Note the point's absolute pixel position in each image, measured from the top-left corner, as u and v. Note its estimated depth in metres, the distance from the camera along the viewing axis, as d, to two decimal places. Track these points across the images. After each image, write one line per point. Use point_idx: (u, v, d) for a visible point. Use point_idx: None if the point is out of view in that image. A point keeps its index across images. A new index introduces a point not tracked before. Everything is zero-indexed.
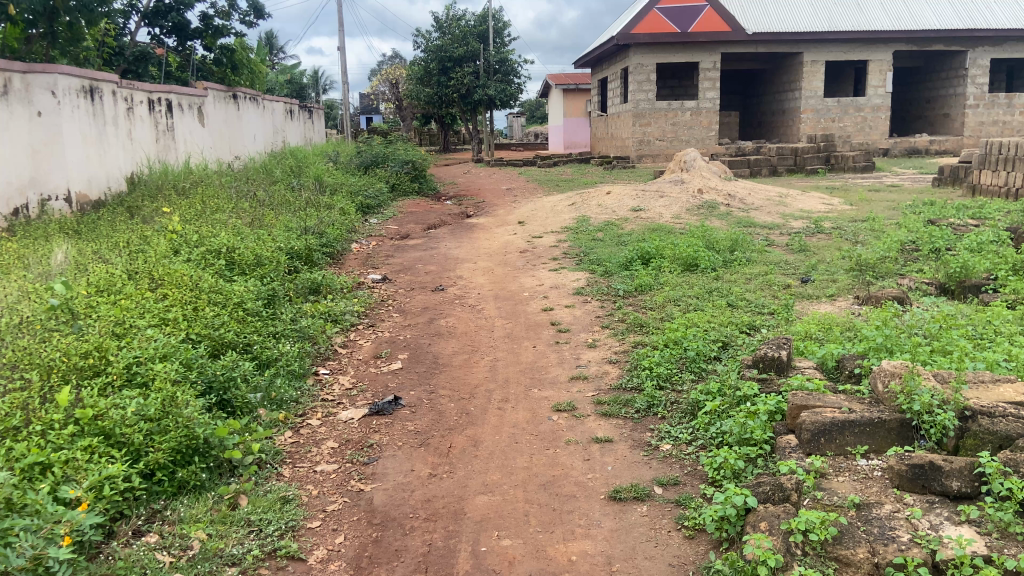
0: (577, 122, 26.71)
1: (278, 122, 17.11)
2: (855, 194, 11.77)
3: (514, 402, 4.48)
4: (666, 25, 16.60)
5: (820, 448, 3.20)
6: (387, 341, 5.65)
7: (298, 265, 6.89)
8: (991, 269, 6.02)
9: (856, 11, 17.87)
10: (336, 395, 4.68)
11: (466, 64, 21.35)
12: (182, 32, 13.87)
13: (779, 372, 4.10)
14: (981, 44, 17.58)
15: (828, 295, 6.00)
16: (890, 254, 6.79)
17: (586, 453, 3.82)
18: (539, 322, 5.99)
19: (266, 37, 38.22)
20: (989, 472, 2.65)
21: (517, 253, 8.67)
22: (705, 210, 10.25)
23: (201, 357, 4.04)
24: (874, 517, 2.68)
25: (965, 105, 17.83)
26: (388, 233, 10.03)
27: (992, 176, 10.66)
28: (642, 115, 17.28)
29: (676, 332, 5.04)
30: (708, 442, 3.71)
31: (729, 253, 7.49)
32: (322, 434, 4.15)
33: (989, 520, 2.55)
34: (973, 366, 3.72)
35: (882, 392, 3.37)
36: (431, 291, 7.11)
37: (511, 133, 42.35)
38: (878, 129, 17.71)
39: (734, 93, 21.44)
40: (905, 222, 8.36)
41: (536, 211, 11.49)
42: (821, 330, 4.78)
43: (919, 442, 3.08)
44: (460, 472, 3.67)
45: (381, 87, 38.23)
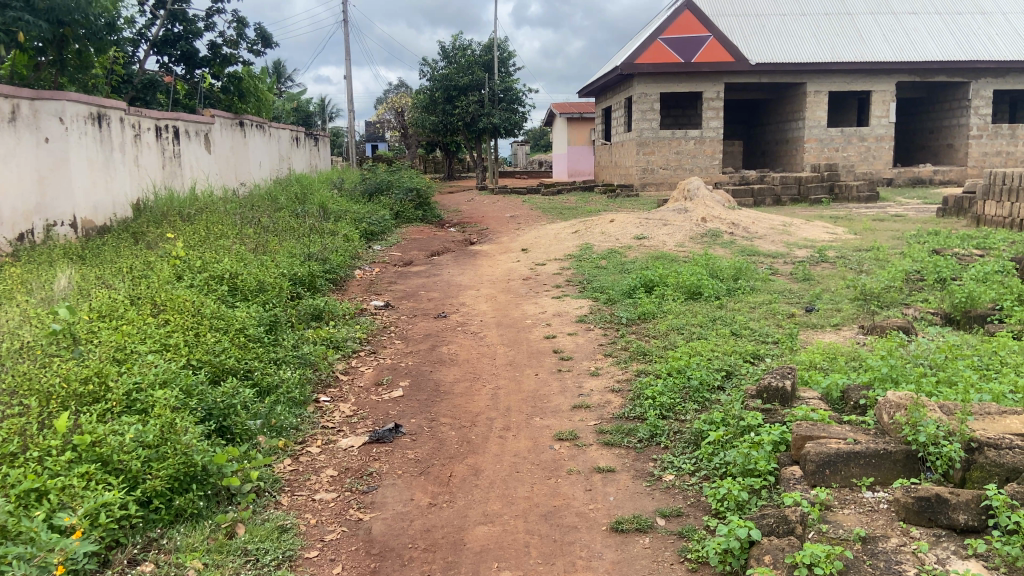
0: (581, 150, 26.88)
1: (284, 149, 17.25)
2: (860, 224, 11.76)
3: (516, 431, 4.44)
4: (669, 55, 16.75)
5: (825, 479, 3.16)
6: (388, 368, 5.63)
7: (301, 291, 6.90)
8: (997, 299, 5.98)
9: (858, 42, 17.98)
10: (337, 422, 4.65)
11: (471, 93, 21.52)
12: (191, 60, 14.09)
13: (782, 403, 4.07)
14: (983, 75, 17.68)
15: (833, 324, 5.97)
16: (894, 284, 6.78)
17: (588, 483, 3.78)
18: (541, 350, 5.97)
19: (275, 67, 38.83)
20: (996, 505, 2.60)
21: (520, 280, 8.69)
22: (709, 238, 10.26)
23: (202, 384, 4.04)
24: (880, 551, 2.64)
25: (968, 136, 17.89)
26: (392, 260, 10.06)
27: (996, 206, 10.67)
28: (646, 144, 17.37)
29: (679, 361, 5.02)
30: (711, 472, 3.68)
31: (732, 281, 7.50)
32: (322, 462, 4.12)
33: (997, 554, 2.50)
34: (980, 398, 3.66)
35: (887, 423, 3.34)
36: (433, 317, 7.11)
37: (517, 162, 42.58)
38: (882, 159, 17.77)
39: (738, 122, 21.57)
40: (909, 252, 8.35)
41: (539, 239, 11.51)
42: (826, 359, 4.76)
43: (926, 474, 3.05)
44: (460, 502, 3.63)
45: (387, 115, 38.59)
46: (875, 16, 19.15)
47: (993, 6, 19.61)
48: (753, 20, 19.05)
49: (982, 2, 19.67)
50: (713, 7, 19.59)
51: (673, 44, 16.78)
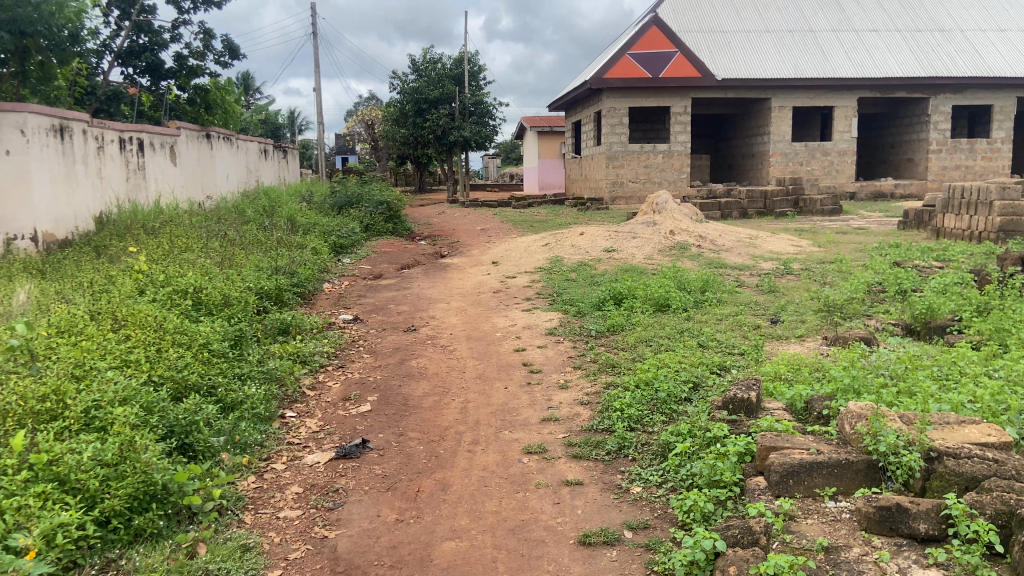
0: (552, 163, 27.01)
1: (252, 161, 17.07)
2: (824, 237, 11.96)
3: (484, 445, 4.43)
4: (637, 70, 16.94)
5: (789, 490, 3.21)
6: (356, 383, 5.57)
7: (267, 304, 6.83)
8: (957, 310, 6.10)
9: (821, 59, 18.34)
10: (303, 438, 4.60)
11: (442, 106, 21.52)
12: (157, 72, 13.94)
13: (748, 414, 4.12)
14: (942, 91, 18.12)
15: (798, 336, 6.06)
16: (857, 296, 6.91)
17: (556, 496, 3.78)
18: (511, 363, 5.97)
19: (243, 79, 38.59)
20: (955, 514, 2.64)
21: (490, 293, 8.69)
22: (677, 251, 10.36)
23: (163, 401, 3.97)
24: (842, 561, 2.67)
25: (928, 150, 18.32)
26: (362, 274, 9.99)
27: (955, 220, 10.91)
28: (615, 157, 17.54)
29: (647, 373, 5.06)
30: (678, 484, 3.70)
31: (700, 293, 7.57)
32: (287, 478, 4.07)
33: (957, 563, 2.54)
34: (939, 408, 3.73)
35: (849, 433, 3.40)
36: (403, 331, 7.07)
37: (488, 175, 42.73)
38: (845, 173, 18.13)
39: (705, 137, 21.85)
40: (872, 264, 8.50)
41: (509, 251, 11.52)
42: (790, 370, 4.83)
43: (886, 484, 3.10)
44: (428, 518, 3.61)
45: (358, 128, 38.53)
46: (837, 33, 19.56)
47: (952, 23, 20.09)
48: (719, 36, 19.34)
49: (941, 20, 20.17)
50: (679, 23, 19.85)
51: (641, 59, 16.96)
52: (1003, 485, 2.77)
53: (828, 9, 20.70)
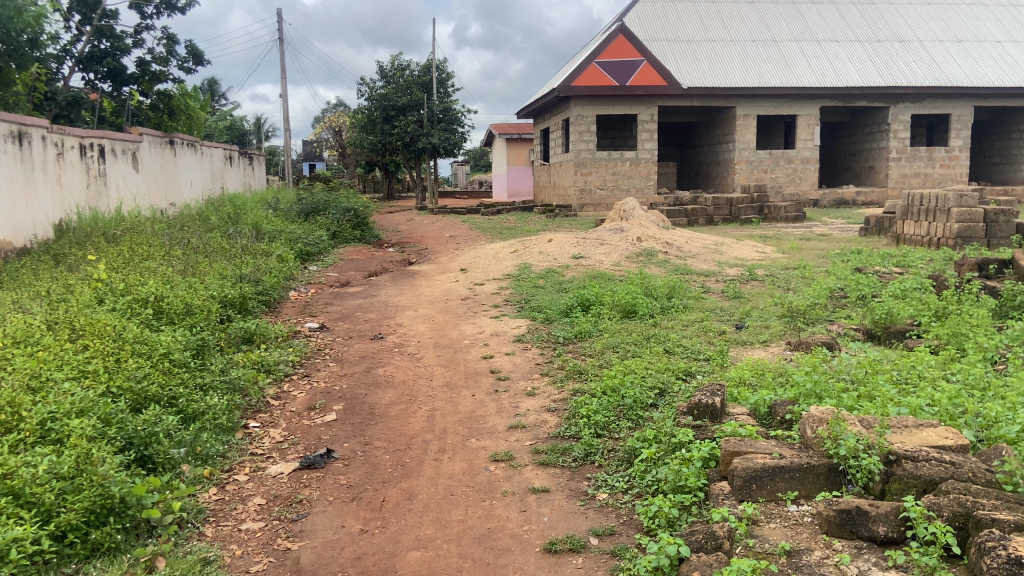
0: (520, 170, 27.08)
1: (217, 168, 16.85)
2: (787, 243, 12.14)
3: (450, 453, 4.41)
4: (604, 78, 17.07)
5: (752, 494, 3.24)
6: (322, 392, 5.51)
7: (231, 313, 6.74)
8: (915, 315, 6.21)
9: (784, 69, 18.63)
10: (266, 448, 4.54)
11: (410, 113, 21.45)
12: (119, 77, 13.69)
13: (712, 419, 4.15)
14: (901, 100, 18.51)
15: (762, 341, 6.13)
16: (819, 302, 7.02)
17: (522, 504, 3.77)
18: (478, 370, 5.95)
19: (208, 84, 38.11)
20: (913, 516, 2.68)
21: (458, 300, 8.66)
22: (644, 257, 10.44)
23: (122, 412, 3.89)
24: (803, 564, 2.70)
25: (888, 158, 18.72)
26: (329, 281, 9.90)
27: (914, 226, 11.15)
28: (583, 164, 17.66)
29: (614, 379, 5.08)
30: (643, 490, 3.73)
31: (666, 299, 7.63)
32: (249, 490, 4.01)
33: (916, 565, 2.57)
34: (898, 412, 3.79)
35: (810, 438, 3.45)
36: (369, 339, 7.01)
37: (456, 181, 42.67)
38: (808, 180, 18.46)
39: (672, 144, 22.07)
40: (834, 270, 8.64)
41: (478, 259, 11.51)
42: (754, 375, 4.88)
43: (847, 487, 3.15)
44: (393, 528, 3.58)
45: (325, 134, 38.28)
46: (800, 43, 19.92)
47: (911, 34, 20.56)
48: (685, 45, 19.55)
49: (900, 31, 20.64)
50: (646, 32, 20.02)
51: (608, 67, 17.10)
52: (960, 487, 2.82)
53: (791, 19, 21.07)
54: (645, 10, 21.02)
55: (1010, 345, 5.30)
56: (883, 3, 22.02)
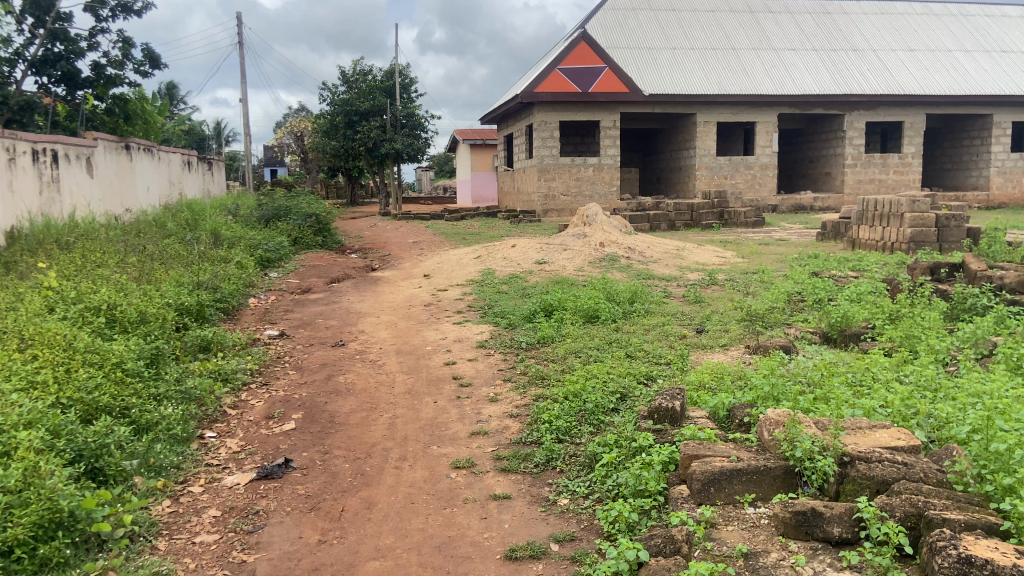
0: (484, 176, 27.08)
1: (175, 173, 16.55)
2: (746, 248, 12.32)
3: (412, 460, 4.37)
4: (567, 84, 17.17)
5: (710, 497, 3.27)
6: (281, 401, 5.42)
7: (187, 321, 6.62)
8: (870, 318, 6.33)
9: (743, 77, 18.93)
10: (222, 459, 4.45)
11: (373, 118, 21.33)
12: (73, 81, 13.38)
13: (672, 422, 4.18)
14: (856, 108, 18.93)
15: (721, 345, 6.20)
16: (777, 306, 7.15)
17: (483, 511, 3.75)
18: (441, 377, 5.92)
19: (167, 88, 37.44)
20: (866, 517, 2.72)
21: (421, 306, 8.62)
22: (607, 263, 10.50)
23: (72, 423, 3.80)
24: (760, 566, 2.72)
25: (844, 164, 19.12)
26: (289, 288, 9.77)
27: (869, 231, 11.39)
28: (547, 170, 17.73)
29: (575, 385, 5.08)
30: (604, 495, 3.74)
31: (628, 304, 7.69)
32: (204, 501, 3.92)
33: (869, 565, 2.61)
34: (852, 414, 3.86)
35: (767, 440, 3.50)
36: (331, 346, 6.93)
37: (420, 187, 42.53)
38: (766, 186, 18.78)
39: (633, 150, 22.26)
40: (792, 274, 8.79)
41: (441, 264, 11.47)
42: (714, 379, 4.93)
43: (803, 489, 3.19)
44: (352, 538, 3.53)
45: (287, 139, 37.86)
46: (758, 51, 20.28)
47: (865, 43, 21.06)
48: (646, 53, 19.74)
49: (854, 40, 21.13)
50: (607, 39, 20.17)
51: (571, 74, 17.20)
52: (912, 488, 2.88)
53: (749, 28, 21.43)
54: (607, 18, 21.20)
55: (962, 347, 5.43)
56: (838, 13, 22.53)
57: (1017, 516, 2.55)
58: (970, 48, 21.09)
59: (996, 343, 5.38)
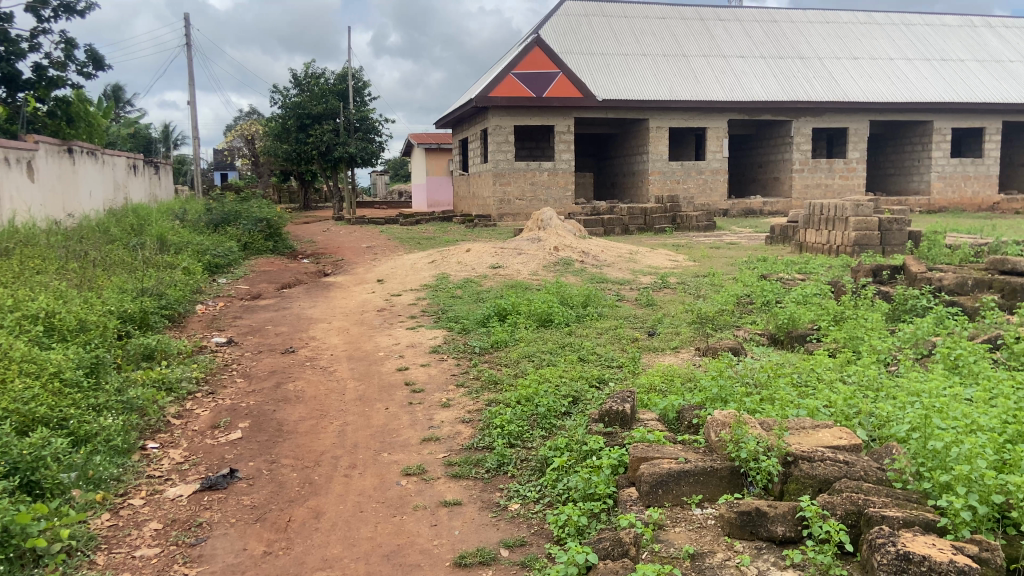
0: (439, 180, 26.99)
1: (120, 177, 16.12)
2: (698, 251, 12.50)
3: (361, 468, 4.31)
4: (521, 89, 17.22)
5: (658, 499, 3.29)
6: (227, 410, 5.30)
7: (129, 328, 6.44)
8: (815, 320, 6.47)
9: (693, 83, 19.24)
10: (165, 470, 4.32)
11: (325, 122, 21.06)
12: (13, 83, 12.97)
13: (623, 425, 4.19)
14: (803, 115, 19.39)
15: (673, 347, 6.28)
16: (727, 308, 7.27)
17: (433, 518, 3.71)
18: (393, 383, 5.85)
19: (112, 90, 36.48)
20: (808, 516, 2.77)
21: (374, 311, 8.52)
22: (561, 267, 10.54)
23: (6, 435, 3.68)
24: (706, 566, 2.75)
25: (792, 169, 19.54)
26: (239, 294, 9.58)
27: (816, 234, 11.66)
28: (502, 174, 17.73)
29: (528, 389, 5.08)
30: (555, 499, 3.74)
31: (581, 308, 7.73)
32: (145, 515, 3.80)
33: (812, 563, 2.65)
34: (797, 414, 3.93)
35: (714, 441, 3.54)
36: (280, 353, 6.81)
37: (375, 191, 42.23)
38: (717, 190, 19.10)
39: (588, 155, 22.43)
40: (741, 277, 8.95)
41: (395, 269, 11.37)
42: (665, 381, 4.98)
43: (748, 489, 3.24)
44: (298, 548, 3.47)
45: (238, 142, 37.20)
46: (707, 58, 20.63)
47: (811, 50, 21.58)
48: (599, 58, 19.90)
49: (801, 48, 21.65)
50: (561, 44, 20.30)
51: (525, 78, 17.26)
52: (852, 486, 2.93)
53: (699, 35, 21.79)
54: (560, 23, 21.34)
55: (902, 347, 5.59)
56: (785, 22, 23.07)
57: (952, 512, 2.61)
58: (911, 56, 21.77)
59: (936, 343, 5.53)
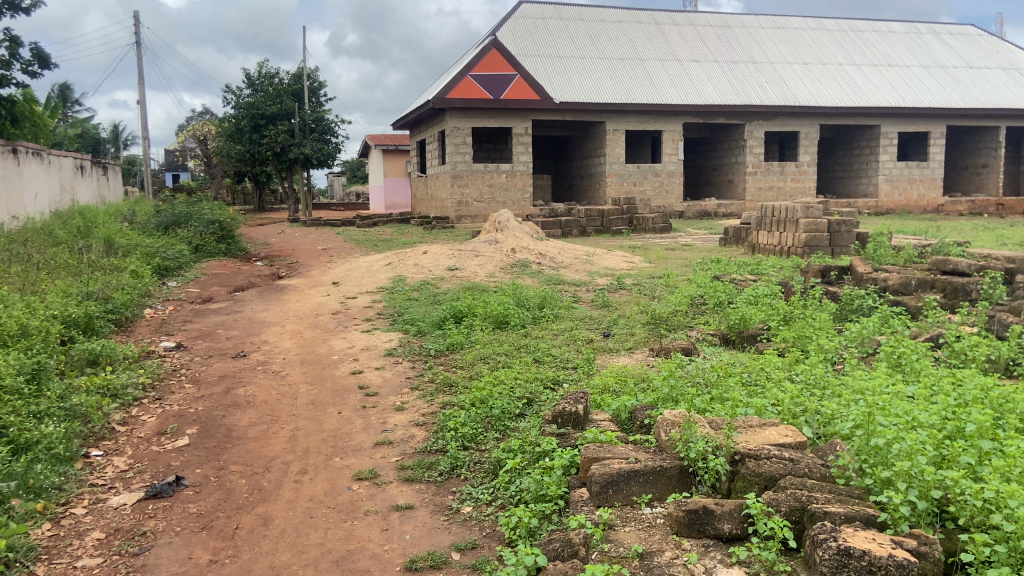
0: (397, 182, 26.82)
1: (66, 179, 15.66)
2: (653, 253, 12.62)
3: (313, 474, 4.25)
4: (478, 91, 17.21)
5: (609, 499, 3.30)
6: (175, 416, 5.18)
7: (74, 333, 6.26)
8: (765, 320, 6.58)
9: (649, 86, 19.44)
10: (108, 478, 4.20)
11: (280, 122, 20.75)
12: None
13: (576, 426, 4.20)
14: (755, 118, 19.75)
15: (627, 347, 6.34)
16: (681, 309, 7.37)
17: (384, 522, 3.68)
18: (347, 387, 5.78)
19: (59, 89, 35.49)
20: (754, 513, 2.81)
21: (328, 314, 8.42)
22: (518, 268, 10.57)
23: None
24: (654, 565, 2.76)
25: (745, 172, 19.87)
26: (189, 297, 9.37)
27: (768, 236, 11.88)
28: (459, 176, 17.69)
29: (482, 391, 5.06)
30: (507, 501, 3.74)
31: (538, 309, 7.75)
32: (87, 524, 3.69)
33: (756, 560, 2.68)
34: (745, 413, 3.98)
35: (664, 441, 3.56)
36: (231, 357, 6.68)
37: (333, 193, 41.81)
38: (673, 193, 19.35)
39: (546, 158, 22.51)
40: (695, 278, 9.09)
41: (352, 272, 11.24)
42: (618, 382, 5.01)
43: (697, 487, 3.27)
44: (245, 556, 3.40)
45: (191, 143, 36.44)
46: (663, 62, 20.88)
47: (763, 55, 21.99)
48: (556, 61, 19.99)
49: (753, 52, 22.06)
50: (518, 47, 20.35)
51: (482, 80, 17.26)
52: (796, 484, 2.99)
53: (655, 39, 22.05)
54: (517, 26, 21.39)
55: (849, 346, 5.72)
56: (738, 27, 23.48)
57: (892, 508, 2.67)
58: (859, 61, 22.34)
59: (880, 342, 5.67)
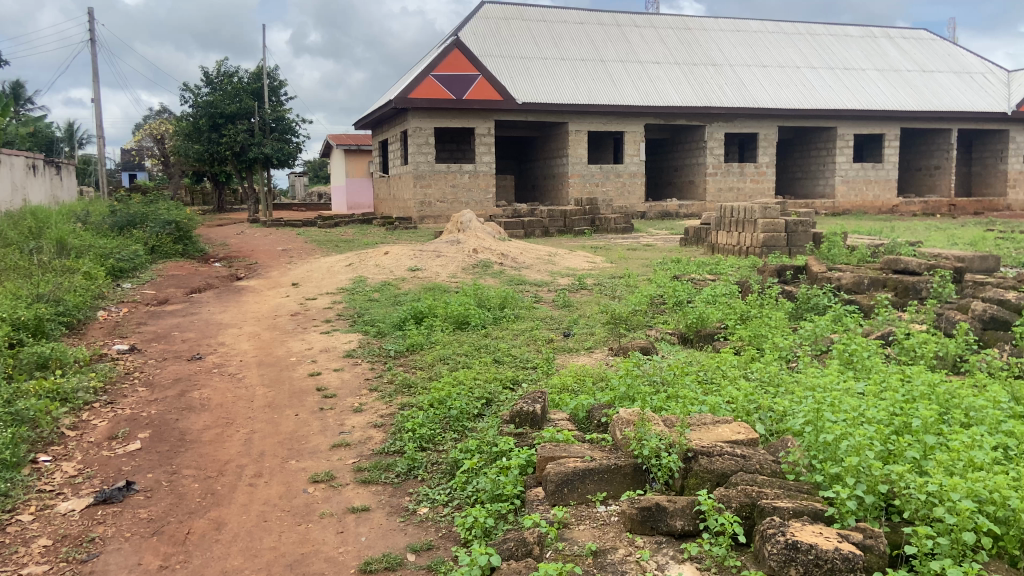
0: (360, 182, 26.61)
1: (18, 178, 15.25)
2: (615, 253, 12.69)
3: (268, 477, 4.19)
4: (440, 91, 17.15)
5: (564, 497, 3.32)
6: (126, 419, 5.07)
7: (22, 337, 6.09)
8: (722, 319, 6.66)
9: (611, 87, 19.58)
10: (56, 484, 4.10)
11: (239, 121, 20.45)
12: None
13: (533, 425, 4.21)
14: (715, 120, 20.00)
15: (586, 347, 6.37)
16: (640, 308, 7.42)
17: (339, 525, 3.64)
18: (304, 389, 5.71)
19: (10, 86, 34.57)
20: (705, 509, 2.84)
21: (287, 316, 8.31)
22: (479, 269, 10.56)
23: None
24: (607, 563, 2.77)
25: (705, 173, 20.12)
26: (144, 299, 9.16)
27: (727, 236, 12.03)
28: (422, 176, 17.61)
29: (441, 392, 5.04)
30: (463, 501, 3.73)
31: (499, 310, 7.74)
32: (33, 531, 3.60)
33: (707, 555, 2.72)
34: (699, 411, 4.03)
35: (619, 439, 3.59)
36: (186, 360, 6.57)
37: (294, 193, 41.34)
38: (635, 193, 19.52)
39: (509, 159, 22.53)
40: (655, 278, 9.17)
41: (312, 273, 11.11)
42: (576, 381, 5.03)
43: (650, 485, 3.30)
44: (197, 561, 3.34)
45: (148, 142, 35.73)
46: (625, 63, 21.05)
47: (722, 58, 22.28)
48: (519, 61, 20.01)
49: (713, 54, 22.34)
50: (481, 47, 20.33)
51: (445, 80, 17.21)
52: (747, 479, 3.04)
53: (616, 41, 22.19)
54: (480, 27, 21.36)
55: (803, 344, 5.82)
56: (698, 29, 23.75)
57: (839, 502, 2.72)
58: (816, 64, 22.76)
59: (833, 340, 5.78)
